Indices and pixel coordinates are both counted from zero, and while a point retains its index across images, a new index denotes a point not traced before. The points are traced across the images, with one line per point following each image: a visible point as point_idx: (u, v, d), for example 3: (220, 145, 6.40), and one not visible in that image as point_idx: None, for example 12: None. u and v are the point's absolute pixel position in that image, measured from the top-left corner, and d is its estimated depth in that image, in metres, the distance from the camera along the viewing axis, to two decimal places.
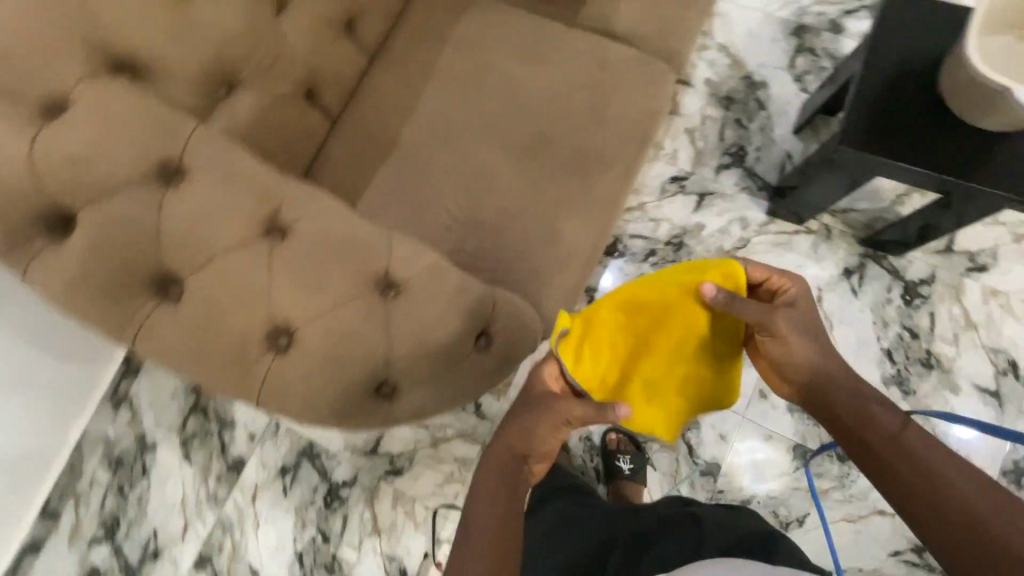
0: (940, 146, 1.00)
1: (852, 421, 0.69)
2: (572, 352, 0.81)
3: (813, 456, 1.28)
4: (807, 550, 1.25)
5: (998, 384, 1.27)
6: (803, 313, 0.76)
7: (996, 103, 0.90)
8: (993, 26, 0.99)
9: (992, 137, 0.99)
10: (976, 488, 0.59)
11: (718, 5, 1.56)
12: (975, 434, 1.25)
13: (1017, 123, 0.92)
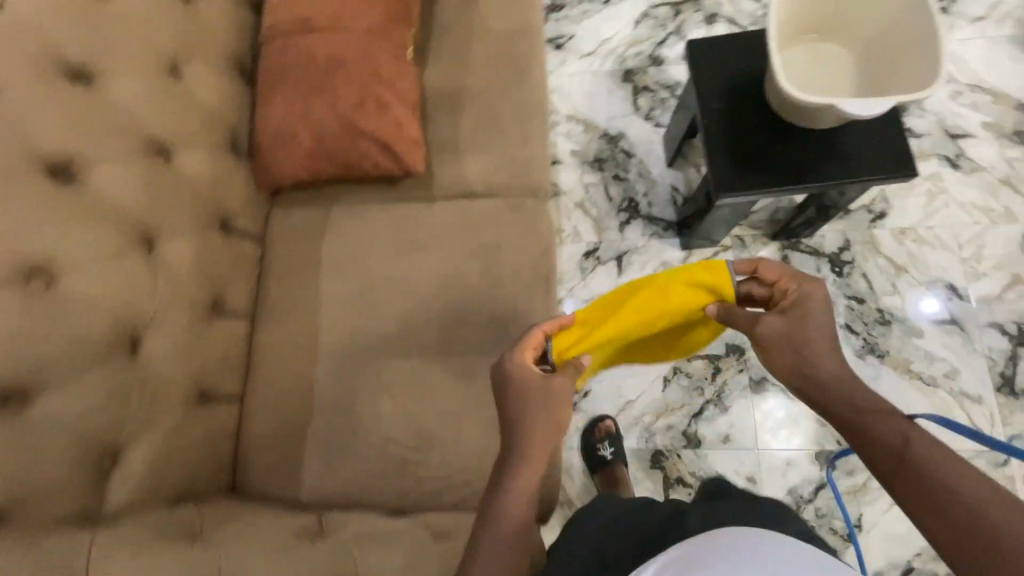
0: (800, 156, 1.05)
1: (865, 419, 0.65)
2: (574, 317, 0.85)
3: (836, 457, 1.28)
4: (880, 550, 1.22)
5: (949, 310, 1.33)
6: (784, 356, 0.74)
7: (823, 111, 0.95)
8: (785, 42, 1.07)
9: (835, 130, 1.05)
10: (1001, 507, 0.53)
11: (549, 83, 1.63)
12: (939, 306, 1.33)
13: (843, 117, 0.97)
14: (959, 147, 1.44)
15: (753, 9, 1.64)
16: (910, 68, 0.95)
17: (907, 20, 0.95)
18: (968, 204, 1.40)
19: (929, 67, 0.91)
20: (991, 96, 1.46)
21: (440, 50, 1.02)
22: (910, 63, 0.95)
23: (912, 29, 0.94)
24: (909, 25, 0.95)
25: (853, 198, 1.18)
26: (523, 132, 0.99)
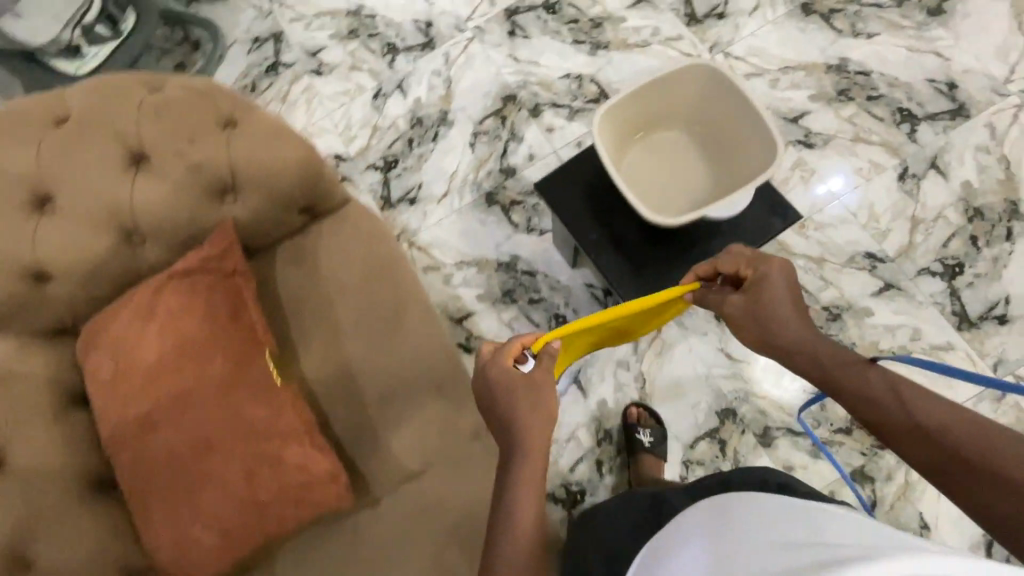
0: (695, 248, 1.04)
1: (836, 372, 0.73)
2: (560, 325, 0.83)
3: (869, 468, 1.26)
4: (955, 540, 1.20)
5: (880, 277, 1.36)
6: (750, 326, 0.82)
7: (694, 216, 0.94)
8: (618, 147, 1.04)
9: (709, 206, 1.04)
10: (969, 437, 0.60)
11: (424, 243, 1.58)
12: (840, 189, 1.44)
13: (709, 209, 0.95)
14: (802, 126, 1.50)
15: (566, 84, 1.66)
16: (743, 147, 0.99)
17: (716, 108, 1.00)
18: (839, 172, 1.45)
19: (762, 142, 0.95)
20: (801, 69, 1.55)
21: (306, 335, 0.93)
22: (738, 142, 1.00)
23: (725, 115, 0.99)
24: (718, 111, 1.00)
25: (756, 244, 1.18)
26: (432, 373, 0.90)
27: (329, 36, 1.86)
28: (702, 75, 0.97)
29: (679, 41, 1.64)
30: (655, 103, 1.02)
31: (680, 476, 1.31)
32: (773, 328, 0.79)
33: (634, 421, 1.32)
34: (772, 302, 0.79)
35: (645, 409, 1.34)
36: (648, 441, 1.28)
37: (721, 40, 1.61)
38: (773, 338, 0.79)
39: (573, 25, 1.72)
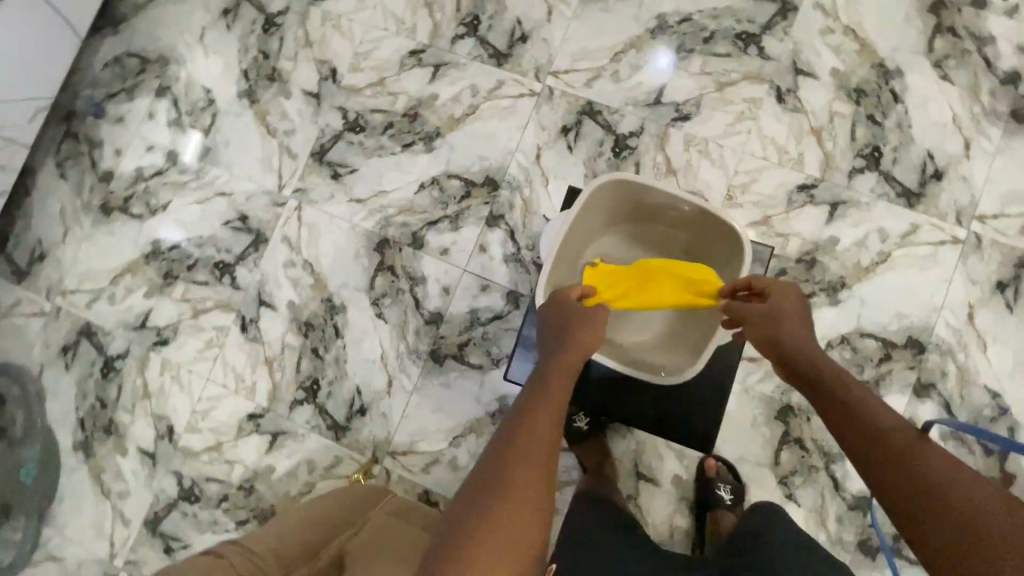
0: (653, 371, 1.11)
1: (826, 377, 0.85)
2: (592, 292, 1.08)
3: (924, 378, 1.27)
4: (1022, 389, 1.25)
5: (822, 203, 1.35)
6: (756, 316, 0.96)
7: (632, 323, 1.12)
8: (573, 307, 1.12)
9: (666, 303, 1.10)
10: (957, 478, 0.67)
11: (407, 445, 1.39)
12: (664, 57, 1.43)
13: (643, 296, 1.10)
14: (668, 104, 1.42)
15: (427, 194, 1.46)
16: (689, 224, 1.15)
17: (644, 201, 1.14)
18: (727, 126, 1.40)
19: (714, 219, 1.09)
20: (630, 49, 1.45)
21: None
22: (684, 223, 1.16)
23: (657, 204, 1.14)
24: (649, 202, 1.14)
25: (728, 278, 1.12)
26: (389, 556, 1.00)
27: (146, 295, 1.53)
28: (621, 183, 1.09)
29: (503, 86, 1.47)
30: (586, 225, 1.15)
31: (785, 495, 1.27)
32: (784, 332, 0.92)
33: (715, 478, 1.26)
34: (794, 317, 0.93)
35: (720, 463, 1.28)
36: (729, 497, 1.23)
37: (541, 64, 1.47)
38: (784, 337, 0.92)
39: (390, 130, 1.50)
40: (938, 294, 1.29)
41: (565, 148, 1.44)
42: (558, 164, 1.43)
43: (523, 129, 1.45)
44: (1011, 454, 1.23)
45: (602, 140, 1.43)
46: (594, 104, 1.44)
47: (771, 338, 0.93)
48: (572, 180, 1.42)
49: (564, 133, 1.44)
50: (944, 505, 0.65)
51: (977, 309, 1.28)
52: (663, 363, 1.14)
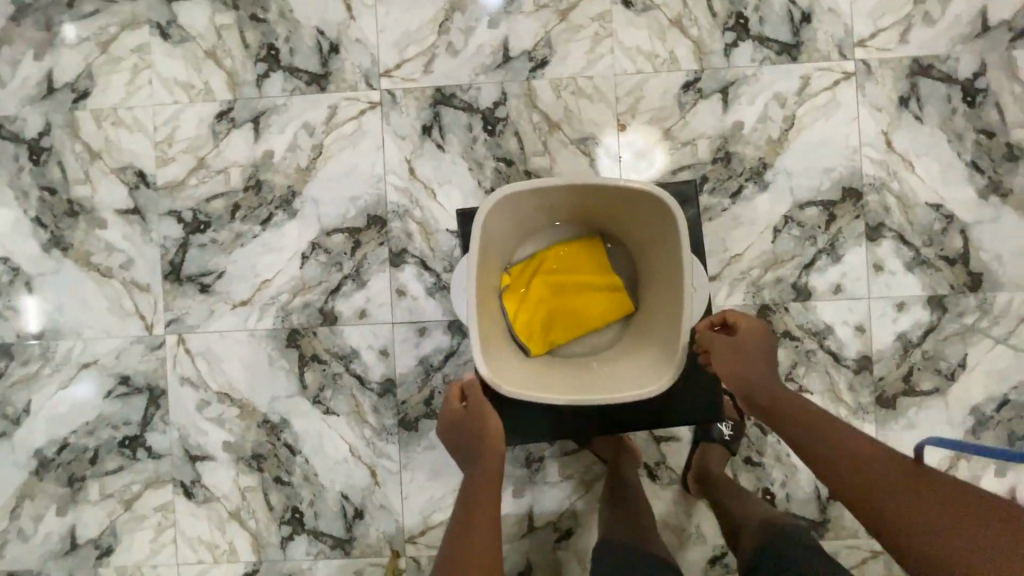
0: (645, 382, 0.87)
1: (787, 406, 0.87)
2: (522, 316, 0.95)
3: (872, 221, 1.25)
4: (958, 190, 1.24)
5: (711, 93, 1.26)
6: (741, 345, 0.93)
7: (574, 326, 0.96)
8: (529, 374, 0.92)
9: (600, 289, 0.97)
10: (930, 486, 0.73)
11: (421, 524, 1.26)
12: None
13: (574, 290, 0.96)
14: (519, 56, 1.26)
15: (315, 262, 1.27)
16: (604, 206, 0.93)
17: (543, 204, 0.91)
18: (588, 54, 1.26)
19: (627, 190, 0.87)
20: (454, 13, 1.27)
21: None
22: (597, 206, 0.93)
23: (557, 201, 0.91)
24: (543, 201, 0.90)
25: (657, 242, 0.91)
26: None
27: (59, 512, 1.28)
28: (505, 203, 0.86)
29: (339, 111, 1.27)
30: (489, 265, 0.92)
31: (794, 389, 1.24)
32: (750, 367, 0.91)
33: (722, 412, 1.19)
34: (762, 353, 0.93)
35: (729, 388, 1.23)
36: (729, 434, 1.19)
37: (368, 69, 1.27)
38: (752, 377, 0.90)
39: (239, 211, 1.27)
40: (852, 135, 1.25)
41: (435, 149, 1.27)
42: (436, 169, 1.26)
43: (382, 147, 1.26)
44: (970, 255, 1.24)
45: (469, 124, 1.26)
46: (443, 89, 1.27)
47: (738, 371, 0.91)
48: (459, 180, 1.26)
49: (427, 133, 1.27)
50: (966, 556, 0.64)
51: (891, 133, 1.25)
52: (651, 364, 0.90)
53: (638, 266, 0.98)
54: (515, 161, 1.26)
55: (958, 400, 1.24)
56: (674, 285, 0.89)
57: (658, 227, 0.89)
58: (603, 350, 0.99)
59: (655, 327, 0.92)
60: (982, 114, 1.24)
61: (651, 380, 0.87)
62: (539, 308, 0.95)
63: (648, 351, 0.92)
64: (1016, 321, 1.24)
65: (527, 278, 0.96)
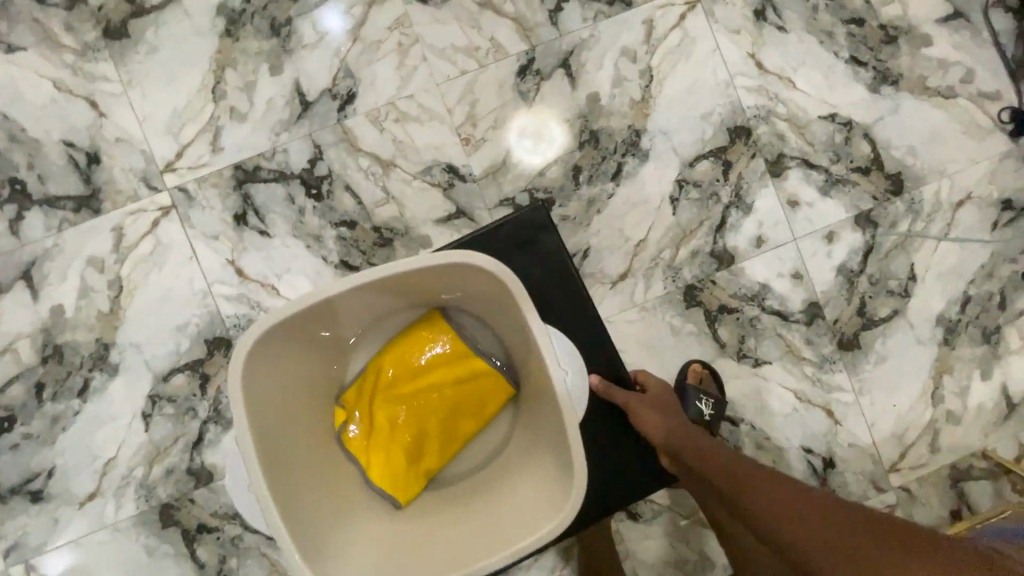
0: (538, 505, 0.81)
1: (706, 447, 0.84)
2: (376, 457, 0.86)
3: (771, 155, 1.09)
4: (848, 93, 1.10)
5: (551, 71, 1.07)
6: (654, 400, 0.94)
7: (444, 446, 0.89)
8: (408, 534, 0.84)
9: (461, 395, 0.88)
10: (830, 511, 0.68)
11: None
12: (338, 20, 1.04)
13: (428, 405, 0.88)
14: (319, 98, 1.04)
15: (161, 418, 1.02)
16: (420, 292, 0.85)
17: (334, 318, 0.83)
18: (398, 70, 1.05)
19: (424, 270, 0.78)
20: (225, 72, 1.03)
21: None
22: (410, 292, 0.85)
23: (355, 308, 0.84)
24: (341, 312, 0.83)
25: (506, 313, 0.83)
26: None
27: None
28: (279, 344, 0.79)
29: (126, 231, 1.02)
30: (304, 416, 0.85)
31: (751, 366, 1.09)
32: (666, 419, 0.90)
33: (697, 392, 1.03)
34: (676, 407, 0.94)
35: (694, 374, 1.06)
36: (709, 413, 1.03)
37: (144, 170, 1.02)
38: (674, 430, 0.88)
39: (46, 390, 1.01)
40: (719, 68, 1.09)
41: (259, 238, 1.03)
42: (268, 261, 1.03)
43: (194, 257, 1.03)
44: (882, 158, 1.10)
45: (289, 196, 1.04)
46: (244, 165, 1.03)
47: (663, 430, 0.88)
48: (299, 264, 1.04)
49: (243, 222, 1.03)
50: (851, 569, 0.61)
51: (760, 52, 1.09)
52: (544, 479, 0.83)
53: (498, 337, 0.91)
54: (358, 221, 1.04)
55: (921, 316, 1.11)
56: (539, 371, 0.82)
57: (501, 297, 0.81)
58: (489, 460, 0.91)
59: (537, 424, 0.86)
60: (845, 3, 1.10)
61: (556, 501, 0.79)
62: (392, 443, 0.86)
63: (537, 455, 0.85)
64: (952, 212, 1.11)
65: (366, 407, 0.88)
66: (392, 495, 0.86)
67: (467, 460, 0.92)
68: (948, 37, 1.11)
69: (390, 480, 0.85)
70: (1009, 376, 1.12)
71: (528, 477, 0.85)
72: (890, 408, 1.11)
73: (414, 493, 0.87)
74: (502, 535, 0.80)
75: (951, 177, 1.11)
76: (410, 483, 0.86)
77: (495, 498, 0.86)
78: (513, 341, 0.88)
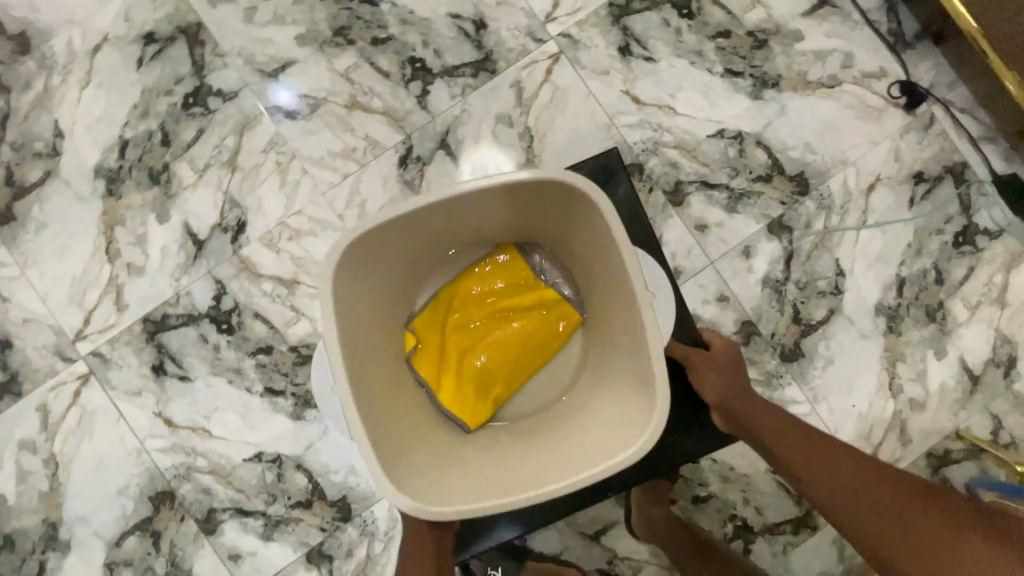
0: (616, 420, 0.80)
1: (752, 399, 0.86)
2: (449, 381, 0.88)
3: (669, 184, 1.08)
4: (731, 106, 1.08)
5: (432, 153, 1.07)
6: (723, 354, 0.90)
7: (518, 373, 0.91)
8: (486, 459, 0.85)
9: (532, 322, 0.90)
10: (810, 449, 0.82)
11: None
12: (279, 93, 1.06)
13: (503, 335, 0.90)
14: (211, 234, 1.05)
15: None
16: (489, 220, 0.87)
17: (416, 237, 0.84)
18: (282, 189, 1.05)
19: (504, 189, 0.79)
20: (114, 231, 1.04)
21: None
22: (478, 219, 0.86)
23: (428, 233, 0.85)
24: (419, 234, 0.84)
25: (576, 231, 0.84)
26: None
27: None
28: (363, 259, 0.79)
29: (50, 407, 1.02)
30: (380, 338, 0.85)
31: None
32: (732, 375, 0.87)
33: None
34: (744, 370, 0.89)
35: None
36: None
37: (56, 343, 1.03)
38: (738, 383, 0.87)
39: None
40: (597, 112, 1.08)
41: (180, 384, 1.03)
42: (194, 405, 1.03)
43: (122, 416, 1.03)
44: (781, 161, 1.08)
45: (201, 336, 1.04)
46: (151, 316, 1.04)
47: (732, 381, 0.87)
48: (225, 400, 1.03)
49: (161, 372, 1.03)
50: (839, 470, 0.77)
51: (634, 87, 1.08)
52: (625, 392, 0.82)
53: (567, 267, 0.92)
54: (274, 345, 1.04)
55: (859, 309, 1.08)
56: (613, 284, 0.82)
57: (576, 219, 0.81)
58: (563, 382, 0.93)
59: (611, 339, 0.86)
60: (707, 19, 1.09)
61: (638, 420, 0.77)
62: (464, 371, 0.89)
63: (615, 366, 0.85)
64: (864, 198, 1.08)
65: (438, 335, 0.90)
66: (462, 417, 0.88)
67: (536, 388, 0.94)
68: (819, 27, 1.09)
69: (460, 403, 0.88)
70: (964, 350, 1.08)
71: (604, 389, 0.86)
72: (850, 410, 1.08)
73: (481, 420, 0.89)
74: (581, 456, 0.80)
75: (855, 164, 1.09)
76: (480, 409, 0.88)
77: (568, 424, 0.87)
78: (583, 269, 0.90)
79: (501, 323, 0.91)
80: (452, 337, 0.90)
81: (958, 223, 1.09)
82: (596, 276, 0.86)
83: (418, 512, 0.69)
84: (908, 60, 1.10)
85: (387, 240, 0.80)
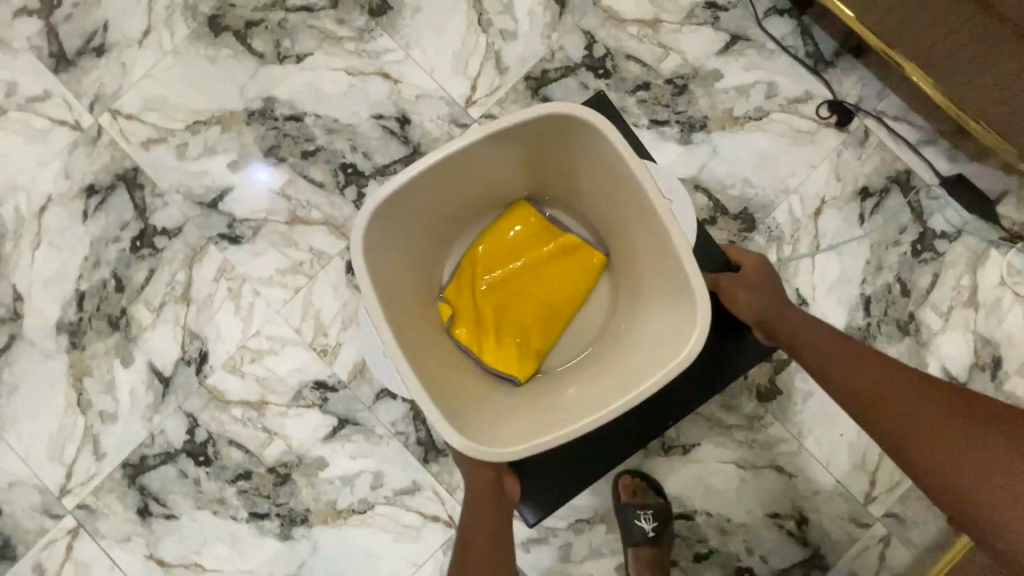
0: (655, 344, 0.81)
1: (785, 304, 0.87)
2: (489, 342, 0.89)
3: None
4: (663, 155, 1.09)
5: None
6: (754, 271, 0.92)
7: (555, 321, 0.91)
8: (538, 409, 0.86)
9: (558, 271, 0.91)
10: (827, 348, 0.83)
11: None
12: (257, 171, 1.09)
13: (533, 286, 0.91)
14: (175, 370, 1.06)
15: None
16: (501, 177, 0.89)
17: (428, 208, 0.86)
18: (237, 313, 1.07)
19: (506, 138, 0.81)
20: (83, 382, 1.06)
21: None
22: (489, 177, 0.88)
23: (445, 200, 0.87)
24: (436, 203, 0.86)
25: (584, 169, 0.85)
26: None
27: None
28: (388, 229, 0.82)
29: (45, 566, 1.04)
30: (415, 311, 0.87)
31: (684, 455, 1.04)
32: (764, 285, 0.89)
33: (635, 506, 0.99)
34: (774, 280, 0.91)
35: (631, 485, 1.02)
36: (655, 527, 0.98)
37: (42, 502, 1.05)
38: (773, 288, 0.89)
39: None
40: None
41: (167, 523, 1.04)
42: (183, 541, 1.04)
43: (115, 564, 1.04)
44: (723, 200, 1.08)
45: (180, 471, 1.05)
46: (129, 460, 1.05)
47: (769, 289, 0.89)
48: (212, 530, 1.04)
49: (147, 514, 1.04)
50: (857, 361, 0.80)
51: None
52: (662, 314, 0.83)
53: (579, 210, 0.93)
54: (252, 469, 1.05)
55: None
56: (629, 213, 0.83)
57: (582, 157, 0.83)
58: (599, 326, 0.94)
59: (640, 271, 0.87)
60: (623, 75, 1.10)
61: (679, 336, 0.78)
62: (503, 329, 0.90)
63: (649, 292, 0.86)
64: (813, 223, 1.07)
65: (469, 300, 0.91)
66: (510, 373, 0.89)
67: (575, 336, 0.95)
68: (736, 62, 1.10)
69: (505, 359, 0.89)
70: (944, 359, 1.05)
71: (641, 323, 0.87)
72: (838, 439, 1.05)
73: (530, 371, 0.90)
74: (629, 382, 0.80)
75: (797, 191, 1.08)
76: (526, 361, 0.89)
77: (611, 360, 0.87)
78: (595, 210, 0.90)
79: (529, 275, 0.92)
80: (484, 298, 0.91)
81: (913, 232, 1.07)
82: (611, 212, 0.87)
83: (481, 452, 0.72)
84: (831, 79, 1.09)
85: (408, 208, 0.82)
